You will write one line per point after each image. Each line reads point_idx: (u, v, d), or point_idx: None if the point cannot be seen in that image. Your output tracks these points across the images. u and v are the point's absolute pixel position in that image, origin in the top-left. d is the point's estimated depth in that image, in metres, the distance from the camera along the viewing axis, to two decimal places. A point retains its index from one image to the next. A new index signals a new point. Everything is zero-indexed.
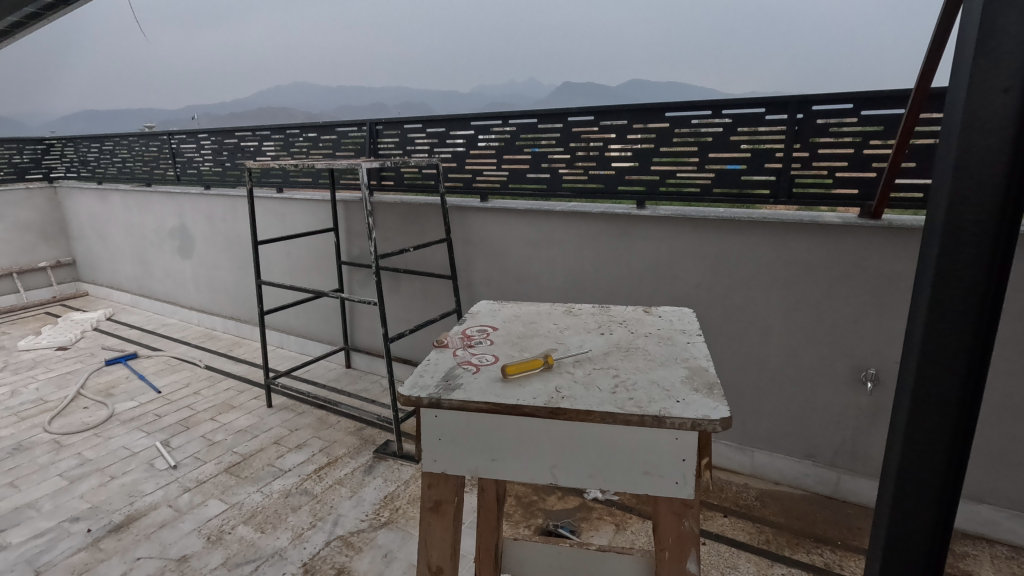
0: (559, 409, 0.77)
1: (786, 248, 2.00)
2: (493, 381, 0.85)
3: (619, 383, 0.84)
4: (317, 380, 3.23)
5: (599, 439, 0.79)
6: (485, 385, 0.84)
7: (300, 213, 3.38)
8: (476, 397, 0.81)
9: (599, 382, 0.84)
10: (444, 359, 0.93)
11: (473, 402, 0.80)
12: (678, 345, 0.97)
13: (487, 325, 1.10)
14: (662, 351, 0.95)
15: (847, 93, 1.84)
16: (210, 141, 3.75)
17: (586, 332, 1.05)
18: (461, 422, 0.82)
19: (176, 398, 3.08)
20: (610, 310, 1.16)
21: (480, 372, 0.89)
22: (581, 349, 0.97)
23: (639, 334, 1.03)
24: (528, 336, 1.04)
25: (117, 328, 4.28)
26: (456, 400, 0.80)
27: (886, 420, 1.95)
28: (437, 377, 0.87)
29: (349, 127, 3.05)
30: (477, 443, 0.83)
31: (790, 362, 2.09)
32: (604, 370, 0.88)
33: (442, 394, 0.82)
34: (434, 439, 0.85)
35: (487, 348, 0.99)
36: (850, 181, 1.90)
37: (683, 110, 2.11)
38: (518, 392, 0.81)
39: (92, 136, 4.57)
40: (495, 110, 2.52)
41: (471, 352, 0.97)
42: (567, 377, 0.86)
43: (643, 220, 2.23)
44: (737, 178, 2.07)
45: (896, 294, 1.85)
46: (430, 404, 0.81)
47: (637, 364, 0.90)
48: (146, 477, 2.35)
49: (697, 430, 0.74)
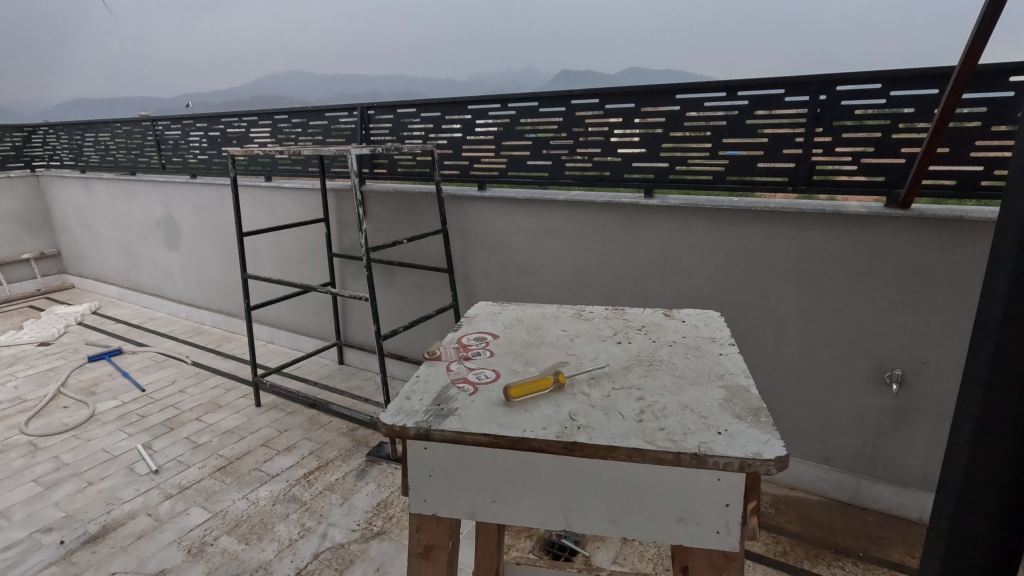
0: (576, 444, 0.64)
1: (805, 240, 1.85)
2: (492, 405, 0.72)
3: (642, 407, 0.71)
4: (308, 377, 3.10)
5: (622, 480, 0.68)
6: (483, 412, 0.71)
7: (290, 203, 3.23)
8: (474, 427, 0.67)
9: (619, 407, 0.71)
10: (435, 377, 0.80)
11: (469, 434, 0.66)
12: (709, 357, 0.84)
13: (485, 333, 0.97)
14: (691, 366, 0.82)
15: (876, 71, 1.69)
16: (194, 127, 3.58)
17: (600, 340, 0.92)
18: (456, 453, 0.71)
19: (161, 397, 2.95)
20: (626, 314, 1.03)
21: (477, 394, 0.75)
22: (597, 364, 0.84)
23: (662, 343, 0.90)
24: (533, 346, 0.91)
25: (103, 322, 4.14)
26: (449, 431, 0.67)
27: (911, 423, 1.82)
28: (427, 400, 0.74)
29: (339, 112, 2.89)
30: (477, 480, 0.72)
31: (807, 361, 1.95)
32: (624, 390, 0.76)
33: (432, 423, 0.68)
34: (426, 476, 0.74)
35: (486, 364, 0.85)
36: (877, 168, 1.75)
37: (695, 91, 1.96)
38: (526, 420, 0.68)
39: (74, 124, 4.40)
40: (493, 93, 2.36)
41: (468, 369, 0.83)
42: (582, 399, 0.74)
43: (651, 210, 2.09)
44: (752, 164, 1.93)
45: (925, 290, 1.71)
46: (418, 436, 0.68)
47: (661, 382, 0.77)
48: (125, 483, 2.23)
49: (746, 471, 0.61)
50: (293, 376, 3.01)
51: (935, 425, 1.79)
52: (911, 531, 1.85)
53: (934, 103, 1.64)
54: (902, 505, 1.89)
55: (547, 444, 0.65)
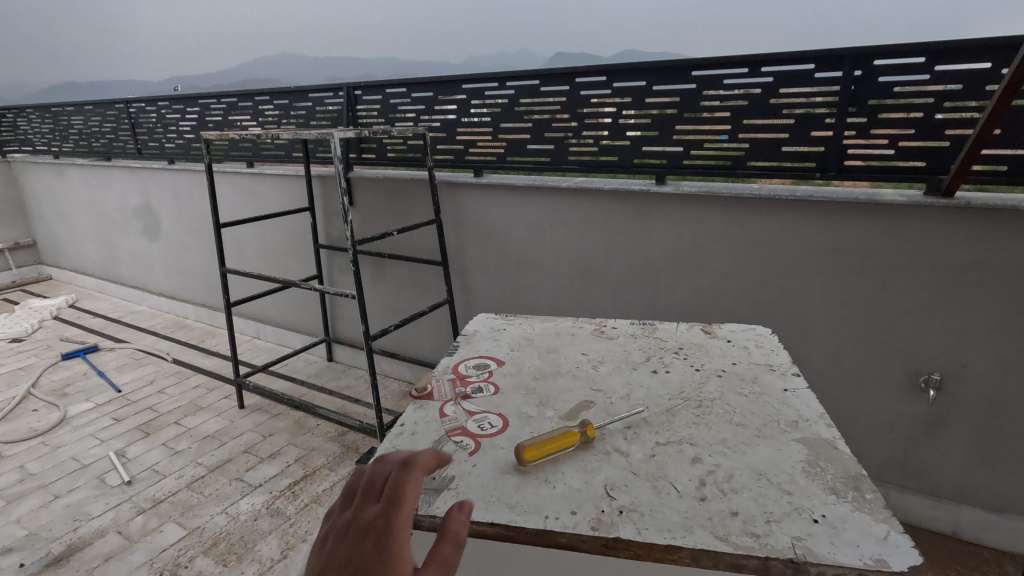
0: (617, 544, 0.68)
1: (835, 233, 1.69)
2: (496, 478, 0.80)
3: (698, 481, 0.78)
4: (296, 376, 2.94)
5: None
6: (485, 488, 0.78)
7: (274, 191, 3.03)
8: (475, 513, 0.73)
9: (674, 481, 0.78)
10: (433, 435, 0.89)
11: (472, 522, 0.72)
12: (757, 402, 0.98)
13: (490, 365, 1.12)
14: (745, 416, 0.94)
15: (919, 43, 1.51)
16: (170, 110, 3.34)
17: (639, 370, 1.09)
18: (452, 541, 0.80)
19: (138, 399, 2.78)
20: (668, 339, 1.22)
21: (476, 455, 0.85)
22: (638, 410, 0.95)
23: (704, 385, 1.04)
24: (566, 391, 1.03)
25: (80, 316, 3.94)
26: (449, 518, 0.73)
27: (946, 431, 1.69)
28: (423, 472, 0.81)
29: (324, 92, 2.68)
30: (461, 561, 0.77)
31: (833, 364, 1.80)
32: (674, 458, 0.83)
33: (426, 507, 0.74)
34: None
35: (487, 411, 0.96)
36: (916, 152, 1.59)
37: (713, 67, 1.77)
38: (546, 505, 0.74)
39: (43, 106, 4.13)
40: (489, 71, 2.16)
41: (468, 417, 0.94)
42: (622, 469, 0.81)
43: (663, 199, 1.92)
44: (776, 148, 1.75)
45: (968, 288, 1.56)
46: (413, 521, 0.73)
47: (713, 443, 0.87)
48: (95, 496, 2.06)
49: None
50: (280, 375, 2.85)
51: (973, 433, 1.66)
52: (944, 547, 1.76)
53: (985, 79, 1.47)
54: (934, 519, 1.78)
55: (581, 541, 0.69)
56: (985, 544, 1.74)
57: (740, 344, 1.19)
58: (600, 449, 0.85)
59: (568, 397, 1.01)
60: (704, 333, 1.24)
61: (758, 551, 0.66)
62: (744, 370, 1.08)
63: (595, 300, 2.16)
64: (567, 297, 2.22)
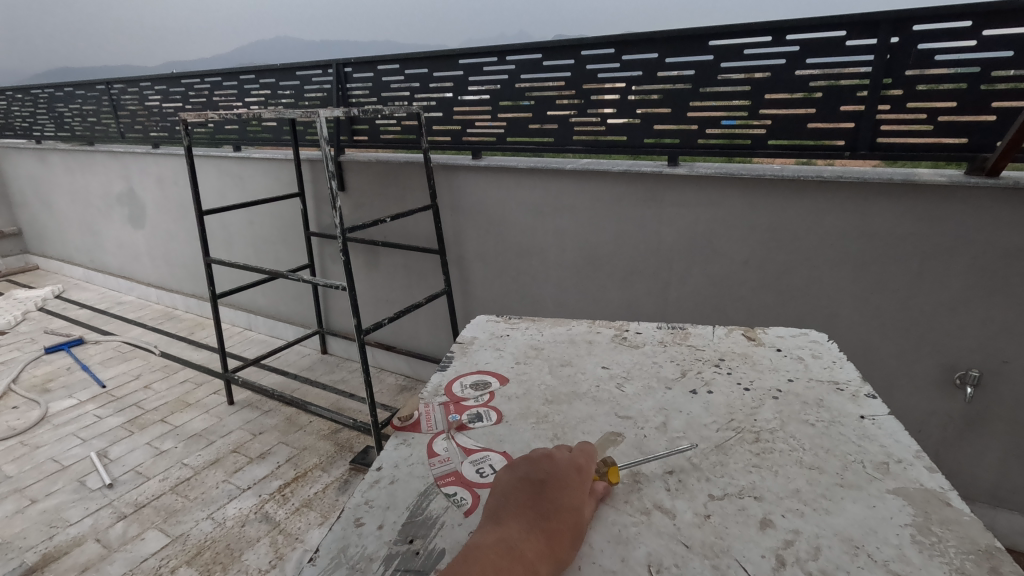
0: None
1: (866, 217, 1.55)
2: None
3: (775, 557, 0.66)
4: (288, 370, 2.82)
5: None
6: None
7: (262, 176, 2.88)
8: None
9: (744, 559, 0.66)
10: (420, 486, 0.79)
11: None
12: (829, 436, 0.86)
13: (491, 386, 1.03)
14: (814, 458, 0.82)
15: (965, 6, 1.36)
16: (152, 90, 3.18)
17: (675, 390, 1.00)
18: None
19: (123, 394, 2.66)
20: (700, 351, 1.12)
21: (472, 516, 0.73)
22: (684, 447, 0.84)
23: (759, 413, 0.92)
24: (591, 421, 0.91)
25: (66, 308, 3.81)
26: None
27: (983, 430, 1.58)
28: (405, 540, 0.70)
29: (312, 69, 2.52)
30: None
31: (859, 359, 1.68)
32: (738, 522, 0.71)
33: None
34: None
35: (487, 449, 0.86)
36: (958, 127, 1.45)
37: (732, 36, 1.61)
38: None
39: (21, 88, 3.96)
40: (487, 44, 2.00)
41: (465, 459, 0.84)
42: (672, 540, 0.69)
43: (677, 182, 1.77)
44: (801, 126, 1.61)
45: (1012, 276, 1.44)
46: None
47: (784, 497, 0.75)
48: (73, 501, 1.95)
49: None
50: (270, 370, 2.73)
51: (1011, 433, 1.55)
52: None
53: None
54: None
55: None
56: (1021, 550, 1.65)
57: (793, 355, 1.10)
58: (637, 506, 0.74)
59: (588, 426, 0.90)
60: (747, 342, 1.15)
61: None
62: (804, 393, 0.97)
63: (602, 290, 2.03)
64: (573, 287, 2.09)
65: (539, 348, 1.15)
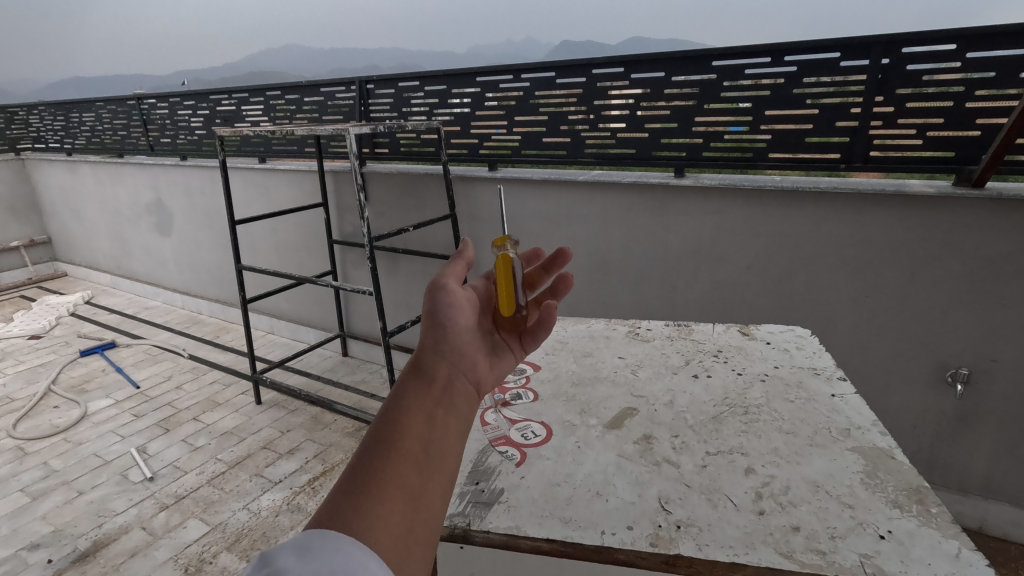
0: (678, 560, 0.68)
1: (861, 224, 1.66)
2: (539, 495, 0.80)
3: (755, 492, 0.78)
4: (311, 371, 2.95)
5: None
6: (532, 507, 0.78)
7: (287, 186, 3.02)
8: (529, 531, 0.73)
9: (730, 494, 0.78)
10: (475, 444, 0.92)
11: (524, 538, 0.73)
12: (815, 408, 0.98)
13: (527, 369, 1.15)
14: (797, 423, 0.94)
15: (950, 30, 1.47)
16: (182, 105, 3.33)
17: (679, 374, 1.12)
18: None
19: (157, 395, 2.80)
20: (700, 343, 1.24)
21: (523, 467, 0.86)
22: (686, 415, 0.97)
23: (749, 390, 1.05)
24: (607, 399, 1.03)
25: (96, 313, 3.97)
26: (500, 534, 0.73)
27: (976, 425, 1.67)
28: (469, 483, 0.83)
29: (336, 86, 2.65)
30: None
31: (857, 358, 1.78)
32: (727, 470, 0.83)
33: (475, 522, 0.75)
34: (457, 569, 0.76)
35: (529, 419, 0.98)
36: (946, 142, 1.55)
37: (734, 56, 1.72)
38: (601, 522, 0.74)
39: (56, 104, 4.15)
40: (504, 63, 2.14)
41: (511, 426, 0.96)
42: (674, 482, 0.81)
43: (683, 192, 1.88)
44: (799, 140, 1.72)
45: (999, 280, 1.54)
46: (459, 535, 0.74)
47: (765, 453, 0.87)
48: (118, 492, 2.08)
49: None
50: (295, 370, 2.86)
51: (1000, 429, 1.65)
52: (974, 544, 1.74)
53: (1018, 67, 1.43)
54: (960, 513, 1.77)
55: (640, 557, 0.68)
56: (1013, 540, 1.73)
57: (780, 347, 1.21)
58: (648, 459, 0.86)
59: (608, 404, 1.02)
60: (740, 335, 1.27)
61: (825, 570, 0.65)
62: (787, 376, 1.09)
63: (614, 294, 2.14)
64: (585, 291, 2.19)
65: (562, 341, 1.27)
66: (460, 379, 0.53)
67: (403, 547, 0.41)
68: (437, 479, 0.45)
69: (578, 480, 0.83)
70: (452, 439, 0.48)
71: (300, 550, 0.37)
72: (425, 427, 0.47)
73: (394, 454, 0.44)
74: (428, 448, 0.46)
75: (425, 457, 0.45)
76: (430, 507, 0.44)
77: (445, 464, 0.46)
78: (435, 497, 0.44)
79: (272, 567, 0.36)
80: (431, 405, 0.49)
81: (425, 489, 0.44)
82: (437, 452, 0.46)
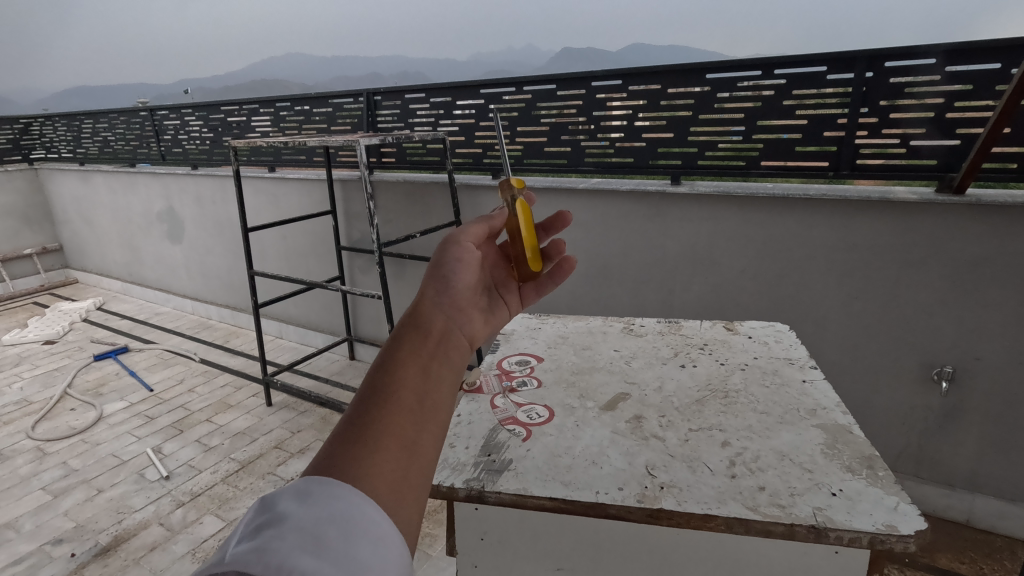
0: (661, 513, 0.77)
1: (848, 228, 1.74)
2: (540, 461, 0.89)
3: (730, 461, 0.87)
4: (320, 374, 3.03)
5: (700, 552, 0.81)
6: (535, 471, 0.86)
7: (296, 194, 3.11)
8: (534, 491, 0.82)
9: (707, 461, 0.87)
10: (485, 421, 1.00)
11: (530, 497, 0.81)
12: (791, 392, 1.06)
13: (531, 360, 1.23)
14: (775, 404, 1.02)
15: (929, 46, 1.55)
16: (194, 117, 3.43)
17: (671, 363, 1.20)
18: (502, 519, 0.88)
19: (170, 397, 2.88)
20: (692, 337, 1.32)
21: (529, 441, 0.94)
22: (675, 397, 1.06)
23: (731, 377, 1.13)
24: (603, 386, 1.11)
25: (108, 318, 4.06)
26: (509, 493, 0.82)
27: (960, 421, 1.74)
28: (479, 452, 0.91)
29: (344, 98, 2.75)
30: (521, 534, 0.88)
31: (847, 357, 1.85)
32: (705, 442, 0.92)
33: (486, 485, 0.83)
34: (473, 528, 0.90)
35: (534, 402, 1.06)
36: (928, 150, 1.63)
37: (727, 70, 1.81)
38: (596, 483, 0.83)
39: (69, 115, 4.25)
40: (507, 76, 2.22)
41: (518, 408, 1.04)
42: (660, 453, 0.89)
43: (678, 199, 1.97)
44: (790, 148, 1.80)
45: (980, 281, 1.61)
46: (473, 495, 0.83)
47: (740, 429, 0.95)
48: (135, 490, 2.16)
49: (877, 544, 0.72)
50: (304, 372, 2.94)
51: (985, 424, 1.71)
52: (959, 535, 1.81)
53: (994, 80, 1.51)
54: (948, 507, 1.83)
55: (628, 511, 0.78)
56: (999, 532, 1.79)
57: (760, 340, 1.29)
58: (639, 435, 0.94)
59: (605, 390, 1.10)
60: (727, 329, 1.35)
61: (783, 518, 0.74)
62: (765, 364, 1.17)
63: (613, 297, 2.21)
64: (585, 294, 2.27)
65: (565, 337, 1.35)
66: (458, 331, 0.50)
67: (400, 495, 0.37)
68: (434, 428, 0.41)
69: (576, 452, 0.91)
70: (449, 388, 0.44)
71: (300, 495, 0.36)
72: (420, 375, 0.43)
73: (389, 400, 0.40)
74: (425, 395, 0.42)
75: (423, 403, 0.41)
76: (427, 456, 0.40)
77: (442, 413, 0.43)
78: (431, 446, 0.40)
79: (274, 514, 0.35)
80: (428, 353, 0.45)
81: (421, 437, 0.40)
82: (435, 398, 0.42)
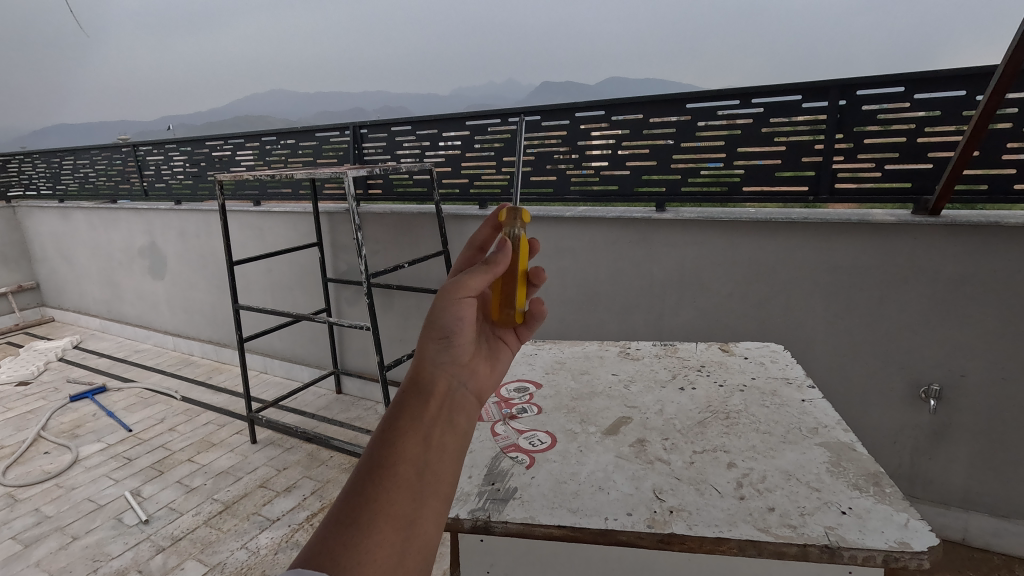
0: (672, 539, 0.76)
1: (832, 251, 1.77)
2: (547, 488, 0.87)
3: (736, 482, 0.86)
4: (306, 409, 2.96)
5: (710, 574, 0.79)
6: (542, 500, 0.84)
7: (280, 226, 3.09)
8: (542, 519, 0.80)
9: (715, 484, 0.86)
10: (488, 448, 0.98)
11: (539, 526, 0.79)
12: (794, 412, 1.06)
13: (528, 386, 1.23)
14: (777, 426, 1.02)
15: (897, 75, 1.63)
16: (180, 153, 3.41)
17: (669, 387, 1.19)
18: (506, 551, 0.86)
19: (149, 437, 2.79)
20: (684, 357, 1.33)
21: (533, 468, 0.93)
22: (680, 417, 1.06)
23: (731, 398, 1.13)
24: (600, 410, 1.10)
25: (85, 357, 3.95)
26: (518, 522, 0.80)
27: (952, 439, 1.76)
28: (483, 479, 0.90)
29: (330, 131, 2.76)
30: (531, 567, 0.86)
31: (835, 378, 1.87)
32: (711, 464, 0.91)
33: (492, 514, 0.82)
34: (480, 560, 0.89)
35: (535, 429, 1.04)
36: (903, 173, 1.69)
37: (706, 100, 1.87)
38: (604, 509, 0.81)
39: (49, 151, 4.20)
40: (492, 108, 2.26)
41: (519, 435, 1.02)
42: (667, 476, 0.88)
43: (664, 225, 2.00)
44: (770, 173, 1.84)
45: (960, 300, 1.65)
46: (481, 527, 0.81)
47: (744, 449, 0.95)
48: (112, 536, 2.06)
49: (888, 560, 0.71)
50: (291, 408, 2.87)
51: (975, 440, 1.73)
52: (955, 555, 1.81)
53: (961, 106, 1.58)
54: (945, 526, 1.83)
55: (639, 537, 0.77)
56: (996, 550, 1.80)
57: (757, 360, 1.30)
58: (643, 458, 0.94)
59: (606, 414, 1.09)
60: (720, 351, 1.36)
61: (796, 539, 0.73)
62: (763, 385, 1.18)
63: (602, 323, 2.21)
64: (574, 321, 2.27)
65: (562, 362, 1.34)
66: (461, 390, 0.49)
67: None
68: (434, 505, 0.41)
69: (582, 478, 0.90)
70: (452, 461, 0.44)
71: None
72: (421, 447, 0.43)
73: (388, 478, 0.40)
74: (425, 469, 0.42)
75: (422, 477, 0.41)
76: (427, 534, 0.40)
77: (442, 487, 0.42)
78: (430, 520, 0.40)
79: None
80: (429, 423, 0.45)
81: (418, 509, 0.40)
82: (434, 473, 0.42)
